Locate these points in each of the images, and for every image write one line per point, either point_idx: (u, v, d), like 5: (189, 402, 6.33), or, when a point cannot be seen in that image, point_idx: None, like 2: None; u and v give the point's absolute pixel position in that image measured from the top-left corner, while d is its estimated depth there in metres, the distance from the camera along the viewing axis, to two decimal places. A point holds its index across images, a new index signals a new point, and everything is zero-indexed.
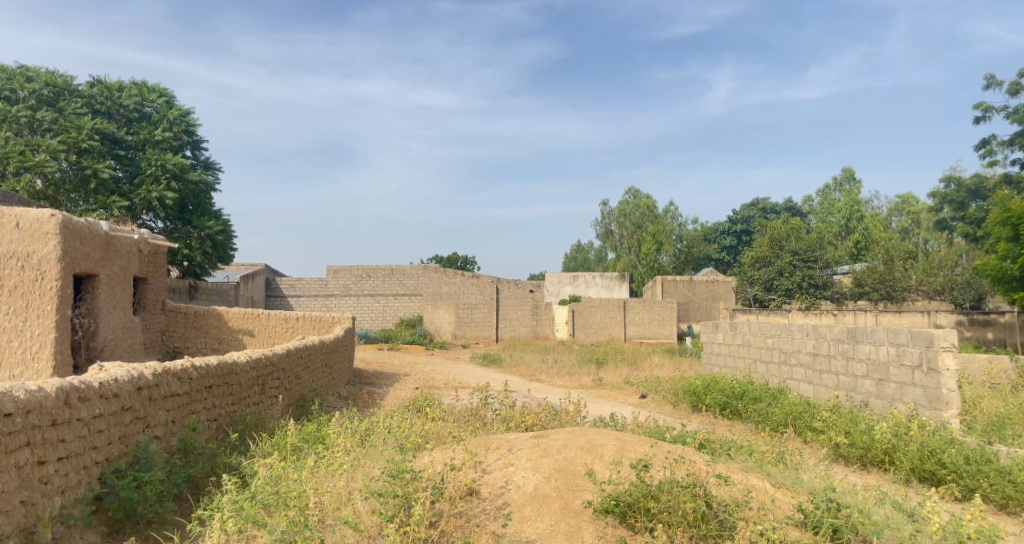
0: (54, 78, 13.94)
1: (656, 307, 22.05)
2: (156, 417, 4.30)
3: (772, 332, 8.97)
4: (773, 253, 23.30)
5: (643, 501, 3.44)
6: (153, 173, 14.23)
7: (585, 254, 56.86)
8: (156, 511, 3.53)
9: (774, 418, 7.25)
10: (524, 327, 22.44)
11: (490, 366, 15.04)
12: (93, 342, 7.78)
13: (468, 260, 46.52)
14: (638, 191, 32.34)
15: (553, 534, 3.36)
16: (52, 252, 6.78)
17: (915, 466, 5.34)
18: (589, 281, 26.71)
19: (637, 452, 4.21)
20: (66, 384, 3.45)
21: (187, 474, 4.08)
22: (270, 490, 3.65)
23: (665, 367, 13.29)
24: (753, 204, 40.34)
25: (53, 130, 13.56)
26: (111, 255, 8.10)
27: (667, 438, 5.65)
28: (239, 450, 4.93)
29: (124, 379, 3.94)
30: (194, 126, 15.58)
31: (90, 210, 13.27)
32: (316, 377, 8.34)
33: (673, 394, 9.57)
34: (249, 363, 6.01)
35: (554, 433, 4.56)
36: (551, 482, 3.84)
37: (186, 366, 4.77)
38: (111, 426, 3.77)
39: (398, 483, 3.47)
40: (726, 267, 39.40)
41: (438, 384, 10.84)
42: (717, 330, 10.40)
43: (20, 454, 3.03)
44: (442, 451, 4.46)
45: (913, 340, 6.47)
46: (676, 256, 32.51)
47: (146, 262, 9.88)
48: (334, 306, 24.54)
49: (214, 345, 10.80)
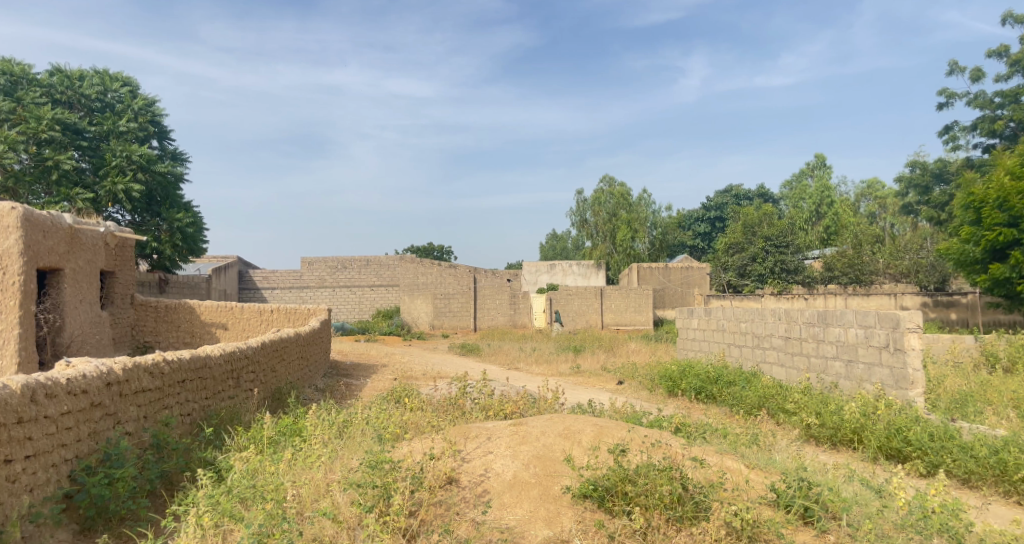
0: (11, 67, 13.47)
1: (631, 294, 22.06)
2: (127, 413, 4.22)
3: (746, 317, 9.11)
4: (746, 240, 23.96)
5: (620, 485, 3.47)
6: (118, 164, 13.90)
7: (562, 243, 57.03)
8: (129, 507, 3.49)
9: (748, 401, 7.39)
10: (502, 316, 22.45)
11: (468, 355, 15.04)
12: (60, 338, 7.63)
13: (445, 251, 46.49)
14: (612, 179, 32.48)
15: (532, 519, 3.41)
16: (14, 245, 6.59)
17: (883, 444, 5.49)
18: (566, 270, 26.86)
19: (614, 437, 4.27)
20: (32, 381, 3.36)
21: (160, 470, 4.03)
22: (247, 484, 3.65)
23: (641, 352, 13.57)
24: (727, 190, 40.62)
25: (11, 120, 13.02)
26: (76, 249, 7.90)
27: (644, 422, 5.75)
28: (213, 444, 4.89)
29: (92, 375, 3.86)
30: (160, 117, 15.30)
31: (52, 203, 12.92)
32: (291, 369, 8.26)
33: (649, 379, 9.70)
34: (223, 356, 5.93)
35: (532, 421, 4.59)
36: (530, 469, 3.88)
37: (157, 361, 4.70)
38: (80, 423, 3.69)
39: (377, 473, 3.46)
40: (700, 253, 39.92)
41: (416, 374, 10.81)
42: (692, 315, 10.53)
43: None
44: (421, 441, 4.46)
45: (880, 322, 6.63)
46: (651, 243, 32.75)
47: (113, 255, 9.66)
48: (309, 298, 24.31)
49: (186, 338, 10.62)
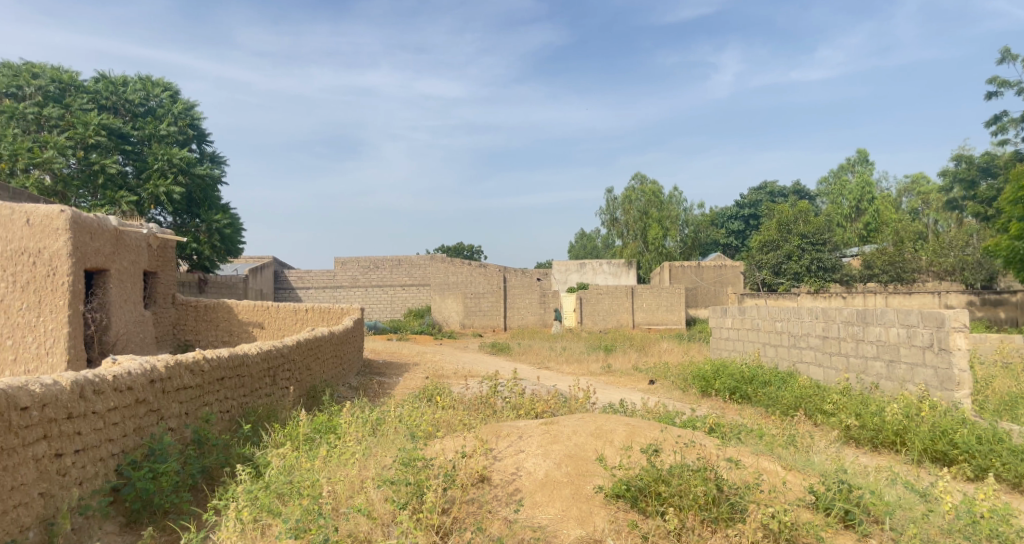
0: (60, 74, 13.96)
1: (663, 293, 21.85)
2: (170, 409, 4.35)
3: (782, 316, 8.94)
4: (781, 237, 23.22)
5: (654, 486, 3.44)
6: (160, 167, 14.30)
7: (592, 242, 56.81)
8: (172, 501, 3.59)
9: (785, 402, 7.23)
10: (532, 316, 22.45)
11: (498, 354, 15.07)
12: (106, 336, 7.88)
13: (475, 251, 46.72)
14: (644, 176, 32.18)
15: (565, 519, 3.40)
16: (63, 247, 6.80)
17: (927, 446, 5.33)
18: (596, 269, 26.74)
19: (647, 437, 4.23)
20: (81, 378, 3.48)
21: (202, 465, 4.14)
22: (284, 480, 3.72)
23: (673, 351, 13.42)
24: (762, 187, 39.86)
25: (60, 126, 13.51)
26: (121, 250, 8.14)
27: (677, 422, 5.69)
28: (251, 441, 4.99)
29: (137, 372, 3.98)
30: (198, 120, 15.67)
31: (99, 207, 13.39)
32: (326, 367, 8.40)
33: (682, 379, 9.59)
34: (260, 354, 6.06)
35: (563, 420, 4.57)
36: (562, 468, 3.87)
37: (198, 359, 4.82)
38: (125, 418, 3.81)
39: (410, 471, 3.49)
40: (733, 251, 39.34)
41: (447, 373, 10.89)
42: (726, 314, 10.37)
43: (38, 447, 3.07)
44: (453, 439, 4.48)
45: (924, 321, 6.44)
46: (682, 242, 32.38)
47: (156, 256, 9.94)
48: (342, 298, 24.68)
49: (225, 337, 10.87)
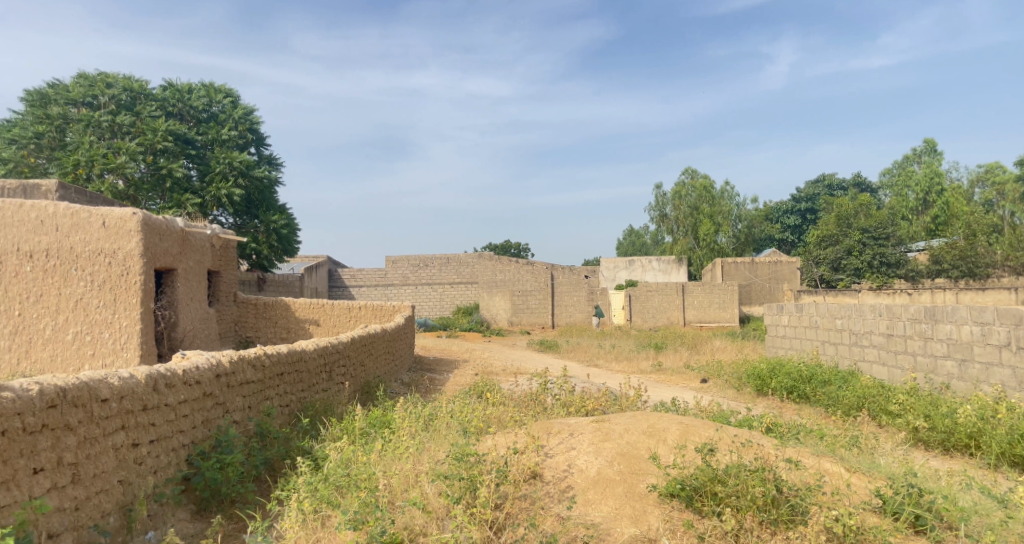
0: (131, 83, 14.70)
1: (715, 290, 21.39)
2: (234, 403, 4.53)
3: (843, 313, 8.63)
4: (841, 232, 22.49)
5: (710, 485, 3.38)
6: (222, 170, 14.89)
7: (641, 239, 56.09)
8: (238, 491, 3.74)
9: (847, 402, 6.99)
10: (580, 313, 22.34)
11: (547, 352, 15.08)
12: (175, 333, 8.25)
13: (522, 249, 46.80)
14: (695, 171, 31.59)
15: (618, 517, 3.38)
16: (135, 248, 7.15)
17: (1004, 450, 5.05)
18: (645, 266, 26.40)
19: (701, 437, 4.16)
20: (154, 372, 3.66)
21: (265, 457, 4.30)
22: (342, 473, 3.82)
23: (727, 350, 13.13)
24: (820, 180, 38.59)
25: (131, 132, 14.19)
26: (187, 250, 8.51)
27: (732, 422, 5.58)
28: (310, 434, 5.14)
29: (204, 366, 4.16)
30: (257, 125, 16.25)
31: (167, 209, 14.02)
32: (379, 363, 8.58)
33: (736, 378, 9.38)
34: (317, 350, 6.24)
35: (615, 418, 4.54)
36: (614, 466, 3.85)
37: (259, 354, 5.00)
38: (194, 411, 3.99)
39: (463, 466, 3.53)
40: (789, 247, 38.18)
41: (496, 370, 10.96)
42: (781, 311, 10.09)
43: (117, 437, 3.24)
44: (504, 435, 4.52)
45: (1000, 318, 6.12)
46: (735, 237, 31.29)
47: (218, 255, 10.35)
48: (392, 296, 25.13)
49: (283, 334, 11.22)
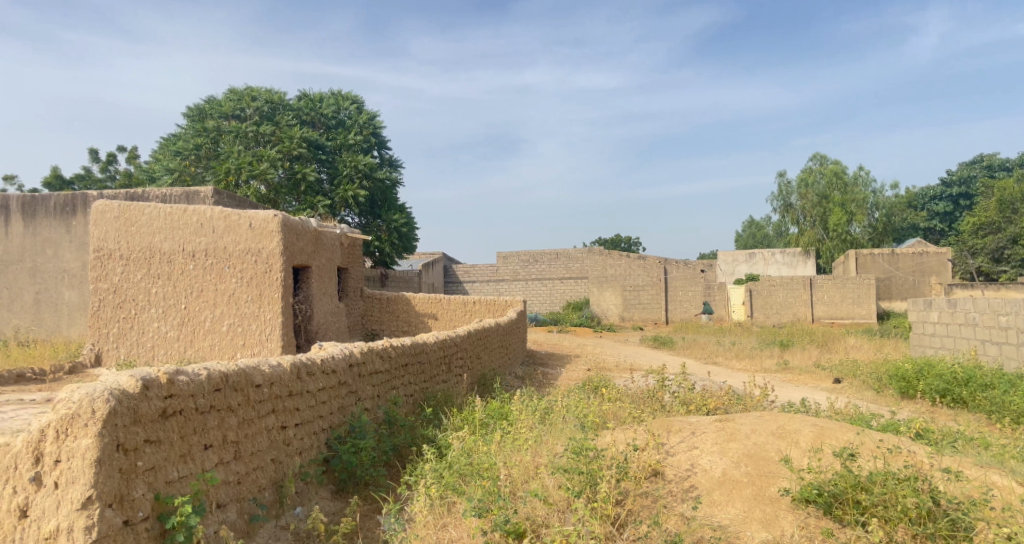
0: (271, 96, 16.06)
1: (849, 284, 19.82)
2: (365, 391, 4.80)
3: (1009, 309, 7.67)
4: (1004, 219, 20.19)
5: (852, 493, 3.13)
6: (349, 173, 15.85)
7: (762, 230, 53.15)
8: (372, 474, 3.96)
9: (1016, 409, 6.22)
10: (695, 310, 21.47)
11: (663, 348, 14.68)
12: (310, 325, 8.92)
13: (634, 243, 45.91)
14: (824, 156, 29.48)
15: (747, 520, 3.22)
16: (277, 247, 7.77)
17: None
18: (767, 259, 24.97)
19: (839, 440, 3.86)
20: (298, 360, 3.95)
21: (393, 443, 4.53)
22: (465, 461, 3.93)
23: (863, 348, 12.12)
24: (976, 162, 34.65)
25: (272, 141, 15.44)
26: (320, 248, 9.14)
27: (874, 426, 5.13)
28: (433, 423, 5.35)
29: (339, 356, 4.44)
30: (380, 129, 17.14)
31: (301, 211, 15.13)
32: (494, 356, 8.75)
33: (875, 379, 8.63)
34: (438, 342, 6.48)
35: (741, 418, 4.33)
36: (741, 468, 3.67)
37: (386, 346, 5.27)
38: (332, 398, 4.27)
39: (582, 460, 3.51)
40: (937, 236, 34.61)
41: (610, 365, 10.83)
42: (931, 307, 9.14)
43: (268, 419, 3.54)
44: (623, 431, 4.45)
45: None
46: (871, 227, 28.88)
47: (346, 253, 11.03)
48: (505, 291, 25.56)
49: (404, 328, 11.76)
